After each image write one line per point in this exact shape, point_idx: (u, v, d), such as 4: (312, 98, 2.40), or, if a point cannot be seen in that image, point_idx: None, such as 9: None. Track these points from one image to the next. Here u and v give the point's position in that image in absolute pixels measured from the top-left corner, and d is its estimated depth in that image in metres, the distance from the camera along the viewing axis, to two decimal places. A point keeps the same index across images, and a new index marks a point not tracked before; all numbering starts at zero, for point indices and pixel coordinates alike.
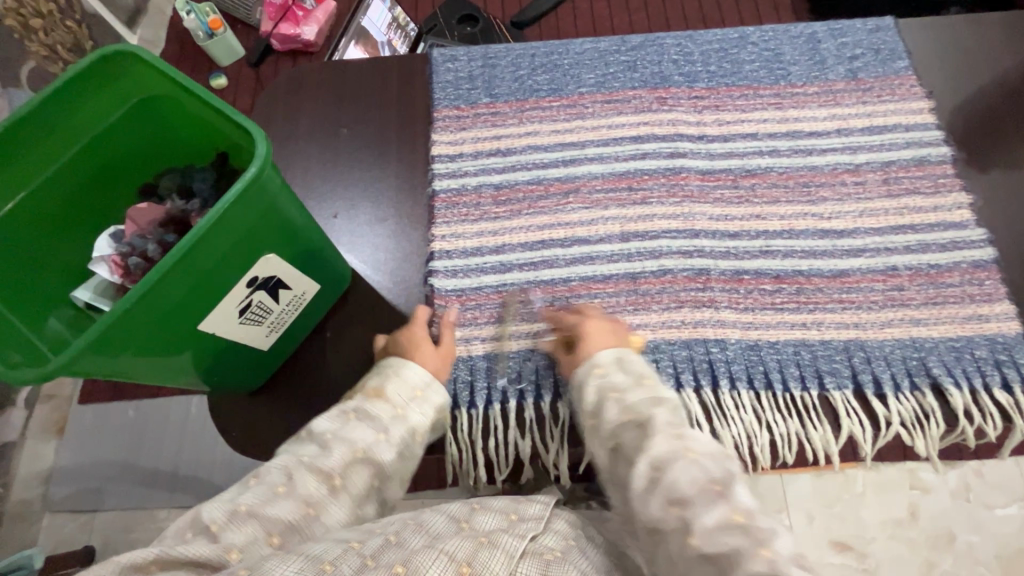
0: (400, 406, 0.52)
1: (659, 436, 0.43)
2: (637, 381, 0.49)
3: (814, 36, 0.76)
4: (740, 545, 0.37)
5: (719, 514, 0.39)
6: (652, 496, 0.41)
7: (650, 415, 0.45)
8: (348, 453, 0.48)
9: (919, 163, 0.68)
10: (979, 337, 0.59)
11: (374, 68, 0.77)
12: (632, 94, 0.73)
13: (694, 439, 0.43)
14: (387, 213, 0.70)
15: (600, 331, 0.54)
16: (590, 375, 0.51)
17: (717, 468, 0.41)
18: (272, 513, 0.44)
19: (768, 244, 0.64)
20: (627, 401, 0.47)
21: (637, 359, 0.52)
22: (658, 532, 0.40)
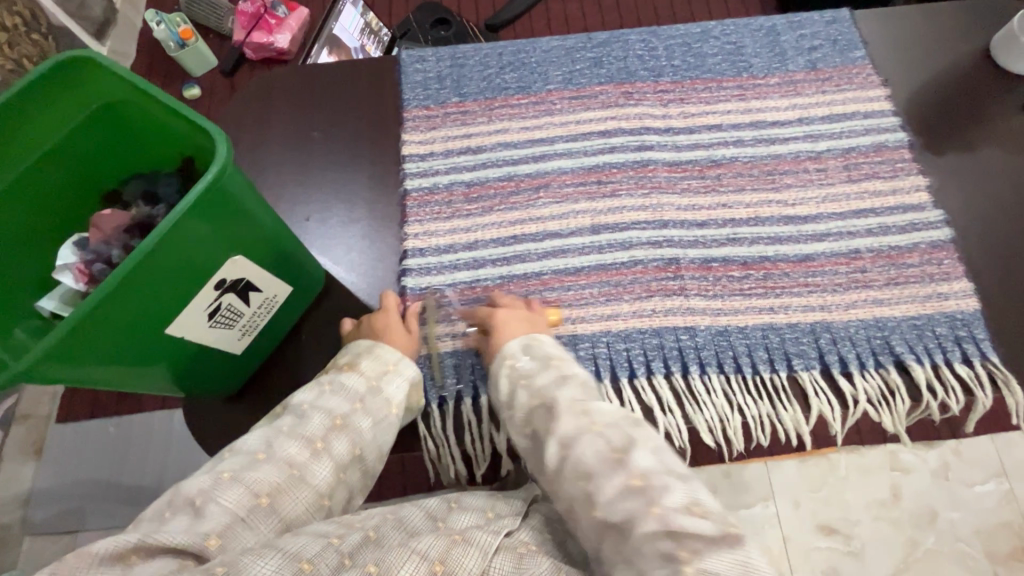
0: (373, 379, 0.54)
1: (569, 414, 0.49)
2: (545, 364, 0.53)
3: (773, 29, 0.77)
4: (636, 506, 0.42)
5: (618, 482, 0.44)
6: (564, 472, 0.47)
7: (556, 397, 0.50)
8: (326, 420, 0.50)
9: (878, 148, 0.69)
10: (939, 314, 0.61)
11: (342, 72, 0.78)
12: (599, 90, 0.74)
13: (596, 411, 0.49)
14: (360, 213, 0.70)
15: (511, 317, 0.58)
16: (501, 368, 0.55)
17: (617, 437, 0.46)
18: (257, 476, 0.46)
19: (735, 232, 0.66)
20: (536, 385, 0.52)
21: (546, 340, 0.56)
22: (574, 505, 0.46)
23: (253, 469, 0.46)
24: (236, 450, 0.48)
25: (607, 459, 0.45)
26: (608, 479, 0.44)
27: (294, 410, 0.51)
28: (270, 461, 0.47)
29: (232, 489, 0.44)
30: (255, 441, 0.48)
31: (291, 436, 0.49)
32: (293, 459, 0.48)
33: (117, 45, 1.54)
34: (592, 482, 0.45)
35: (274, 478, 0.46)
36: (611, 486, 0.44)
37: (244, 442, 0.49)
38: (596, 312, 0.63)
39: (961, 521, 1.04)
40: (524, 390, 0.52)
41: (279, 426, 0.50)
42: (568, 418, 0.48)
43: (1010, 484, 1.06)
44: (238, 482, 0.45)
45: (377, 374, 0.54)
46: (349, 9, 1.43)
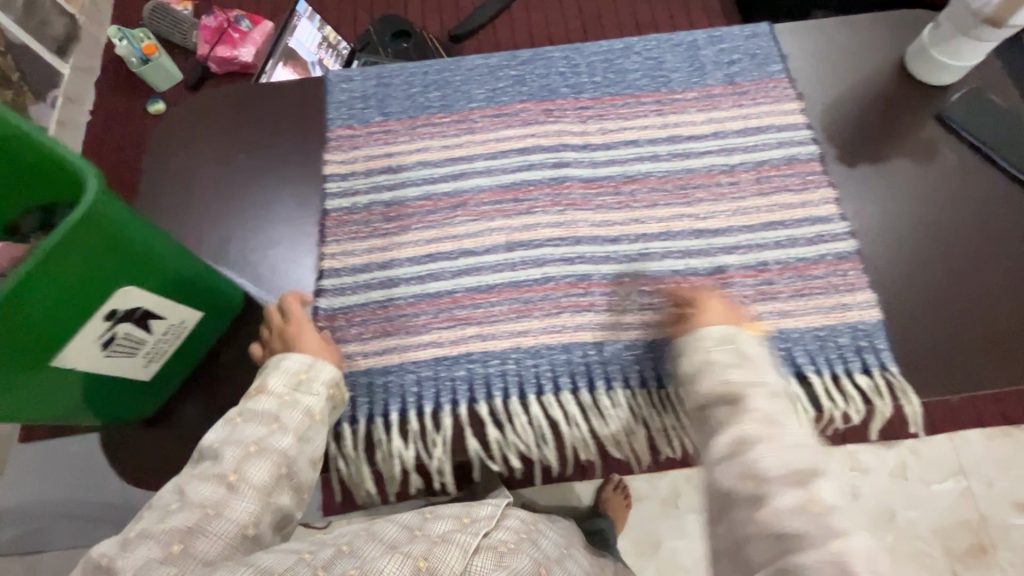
0: (285, 394, 0.53)
1: (752, 415, 0.50)
2: (743, 360, 0.53)
3: (694, 43, 0.78)
4: (808, 529, 0.43)
5: (793, 498, 0.45)
6: (732, 467, 0.48)
7: (744, 395, 0.51)
8: (239, 450, 0.48)
9: (789, 161, 0.71)
10: (842, 325, 0.63)
11: (270, 92, 0.77)
12: (520, 108, 0.75)
13: (783, 427, 0.49)
14: (280, 234, 0.70)
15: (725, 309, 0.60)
16: (692, 349, 0.56)
17: (803, 461, 0.47)
18: (170, 525, 0.43)
19: (646, 248, 0.67)
20: (728, 377, 0.52)
21: (749, 338, 0.56)
22: (730, 496, 0.47)
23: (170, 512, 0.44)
24: (151, 505, 0.46)
25: (787, 475, 0.46)
26: (784, 492, 0.45)
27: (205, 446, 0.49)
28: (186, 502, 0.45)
29: (143, 546, 0.42)
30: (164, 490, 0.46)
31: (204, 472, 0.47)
32: (208, 494, 0.46)
33: (80, 61, 1.53)
34: (766, 488, 0.46)
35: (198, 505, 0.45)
36: (786, 500, 0.45)
37: (160, 496, 0.46)
38: (507, 329, 0.65)
39: (920, 520, 1.06)
40: (711, 376, 0.53)
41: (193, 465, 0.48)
42: (753, 418, 0.50)
43: (967, 482, 1.08)
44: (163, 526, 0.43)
45: (291, 388, 0.54)
46: (306, 23, 1.43)
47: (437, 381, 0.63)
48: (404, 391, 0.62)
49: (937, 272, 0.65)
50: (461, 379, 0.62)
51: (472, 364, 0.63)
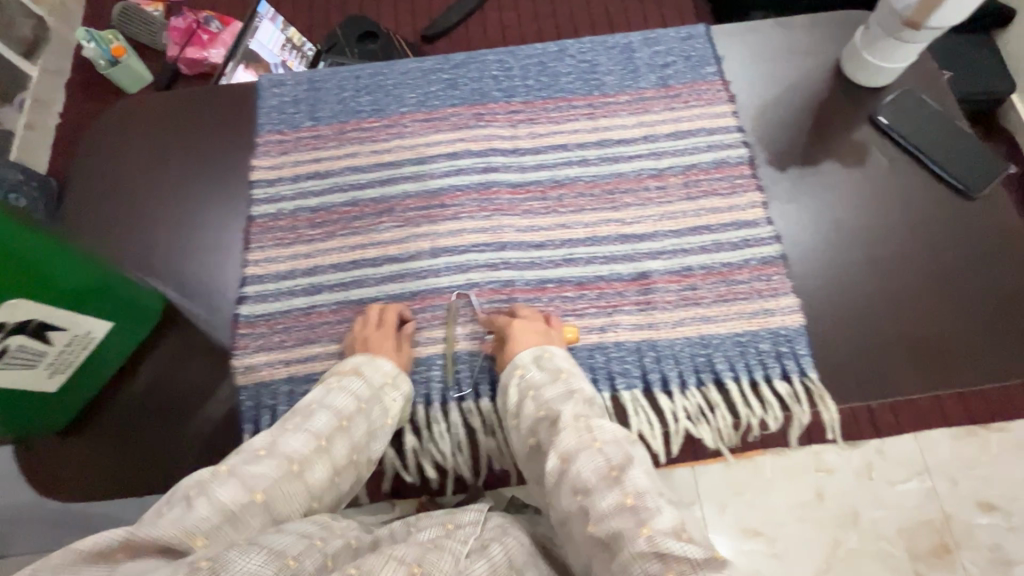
0: (375, 388, 0.55)
1: (571, 427, 0.48)
2: (555, 375, 0.54)
3: (629, 46, 0.78)
4: (625, 526, 0.41)
5: (613, 498, 0.42)
6: (561, 488, 0.45)
7: (560, 411, 0.49)
8: (331, 421, 0.51)
9: (718, 165, 0.70)
10: (763, 331, 0.64)
11: (201, 99, 0.76)
12: (451, 112, 0.74)
13: (601, 428, 0.47)
14: (207, 241, 0.69)
15: (528, 329, 0.59)
16: (512, 376, 0.55)
17: (617, 454, 0.45)
18: (255, 472, 0.44)
19: (572, 253, 0.67)
20: (544, 398, 0.52)
21: (558, 353, 0.57)
22: (568, 520, 0.45)
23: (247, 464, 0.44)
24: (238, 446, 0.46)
25: (606, 476, 0.44)
26: (604, 494, 0.43)
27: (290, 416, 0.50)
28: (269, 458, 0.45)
29: (230, 484, 0.42)
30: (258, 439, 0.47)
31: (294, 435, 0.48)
32: (293, 455, 0.46)
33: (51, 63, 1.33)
34: (589, 499, 0.43)
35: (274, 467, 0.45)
36: (606, 502, 0.43)
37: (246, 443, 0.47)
38: (430, 336, 0.64)
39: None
40: (532, 401, 0.52)
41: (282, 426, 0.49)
42: (570, 432, 0.47)
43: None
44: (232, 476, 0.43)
45: (379, 387, 0.56)
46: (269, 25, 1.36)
47: None
48: None
49: (864, 278, 0.66)
50: None
51: None
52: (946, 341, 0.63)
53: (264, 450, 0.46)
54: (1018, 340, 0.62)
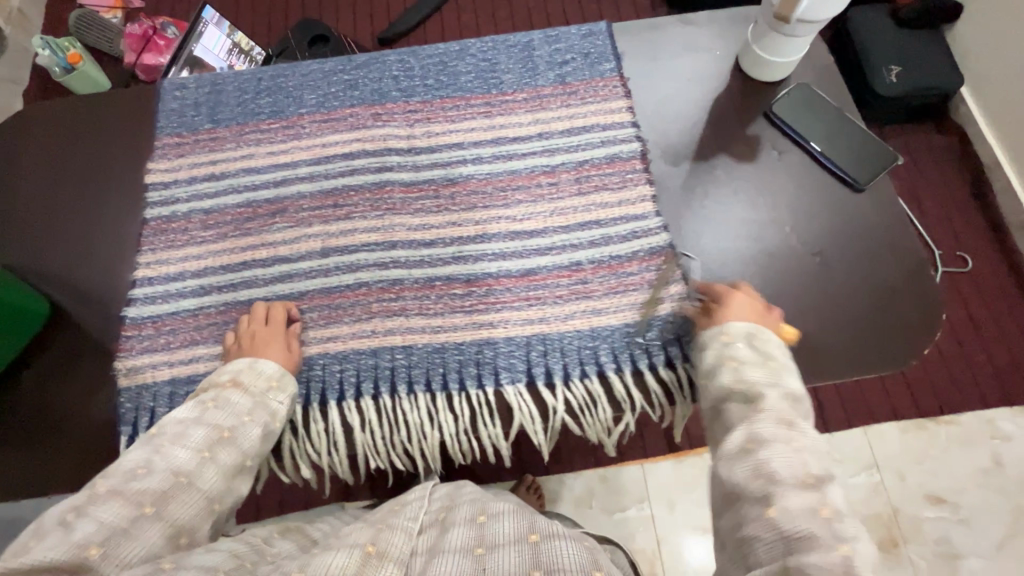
0: (257, 397, 0.55)
1: (769, 416, 0.48)
2: (764, 360, 0.52)
3: (529, 44, 0.78)
4: (818, 531, 0.40)
5: (805, 501, 0.42)
6: (741, 464, 0.46)
7: (765, 395, 0.49)
8: (212, 434, 0.51)
9: (610, 160, 0.71)
10: (654, 319, 0.63)
11: (103, 103, 0.77)
12: (349, 112, 0.75)
13: (802, 430, 0.47)
14: (100, 243, 0.69)
15: (746, 306, 0.57)
16: (715, 343, 0.55)
17: (815, 466, 0.44)
18: (141, 486, 0.45)
19: (461, 250, 0.67)
20: (745, 374, 0.51)
21: (771, 338, 0.55)
22: (737, 494, 0.44)
23: (133, 481, 0.45)
24: (113, 470, 0.46)
25: (801, 479, 0.43)
26: (795, 493, 0.42)
27: (170, 426, 0.51)
28: (152, 473, 0.46)
29: (111, 504, 0.43)
30: (132, 458, 0.47)
31: (172, 449, 0.49)
32: (179, 467, 0.48)
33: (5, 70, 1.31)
34: (777, 488, 0.43)
35: (159, 483, 0.46)
36: (796, 500, 0.42)
37: (121, 463, 0.47)
38: (314, 335, 0.64)
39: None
40: (732, 374, 0.52)
41: (158, 441, 0.49)
42: (771, 420, 0.47)
43: (879, 475, 1.08)
44: (116, 494, 0.44)
45: (262, 391, 0.56)
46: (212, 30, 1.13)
47: None
48: None
49: (754, 271, 0.65)
50: None
51: None
52: (819, 337, 0.62)
53: (145, 468, 0.47)
54: (891, 334, 0.62)
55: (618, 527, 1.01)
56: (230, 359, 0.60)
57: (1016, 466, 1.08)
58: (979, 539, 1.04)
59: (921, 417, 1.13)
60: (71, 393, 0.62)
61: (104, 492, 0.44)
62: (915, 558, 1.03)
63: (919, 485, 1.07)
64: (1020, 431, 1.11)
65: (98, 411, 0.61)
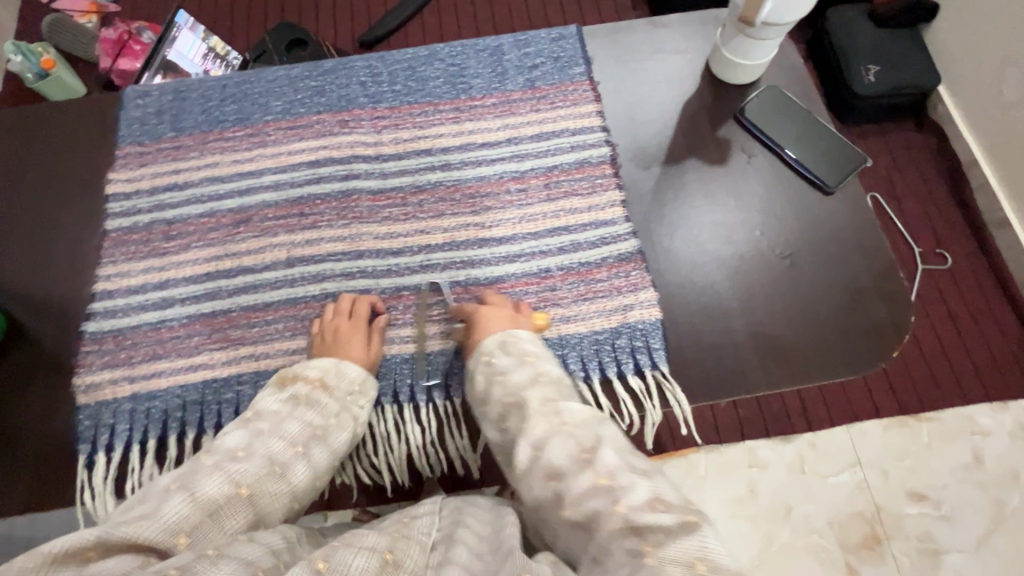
0: (342, 400, 0.55)
1: (538, 416, 0.48)
2: (520, 360, 0.54)
3: (498, 48, 0.78)
4: (601, 506, 0.42)
5: (585, 481, 0.43)
6: (532, 472, 0.46)
7: (525, 398, 0.50)
8: (304, 429, 0.51)
9: (580, 165, 0.70)
10: (622, 327, 0.63)
11: (62, 112, 0.75)
12: (316, 119, 0.74)
13: (568, 412, 0.48)
14: (60, 255, 0.67)
15: (497, 315, 0.59)
16: (478, 364, 0.55)
17: (585, 436, 0.46)
18: (238, 468, 0.46)
19: (429, 259, 0.66)
20: (510, 383, 0.52)
21: (523, 338, 0.57)
22: (540, 505, 0.45)
23: (233, 462, 0.46)
24: (214, 448, 0.48)
25: (577, 459, 0.45)
26: (576, 478, 0.44)
27: (268, 414, 0.51)
28: (250, 458, 0.47)
29: (213, 478, 0.44)
30: (235, 440, 0.49)
31: (271, 436, 0.49)
32: (274, 457, 0.48)
33: None
34: (563, 483, 0.44)
35: (257, 470, 0.46)
36: (578, 486, 0.43)
37: (219, 443, 0.48)
38: (280, 347, 0.62)
39: (815, 514, 1.06)
40: (499, 387, 0.52)
41: (257, 426, 0.50)
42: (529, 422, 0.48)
43: (863, 473, 1.08)
44: (220, 471, 0.45)
45: (346, 396, 0.55)
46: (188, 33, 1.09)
47: (203, 404, 0.60)
48: (166, 417, 0.60)
49: (721, 276, 0.65)
50: (228, 402, 0.60)
51: (242, 386, 0.61)
52: (792, 341, 0.62)
53: (241, 452, 0.47)
54: (865, 335, 0.62)
55: None
56: (315, 352, 0.59)
57: (996, 460, 1.09)
58: (962, 534, 1.04)
59: (903, 414, 1.13)
60: (26, 414, 0.59)
61: (207, 467, 0.45)
62: (899, 555, 1.03)
63: (902, 481, 1.08)
64: (1000, 425, 1.12)
65: (56, 431, 0.59)
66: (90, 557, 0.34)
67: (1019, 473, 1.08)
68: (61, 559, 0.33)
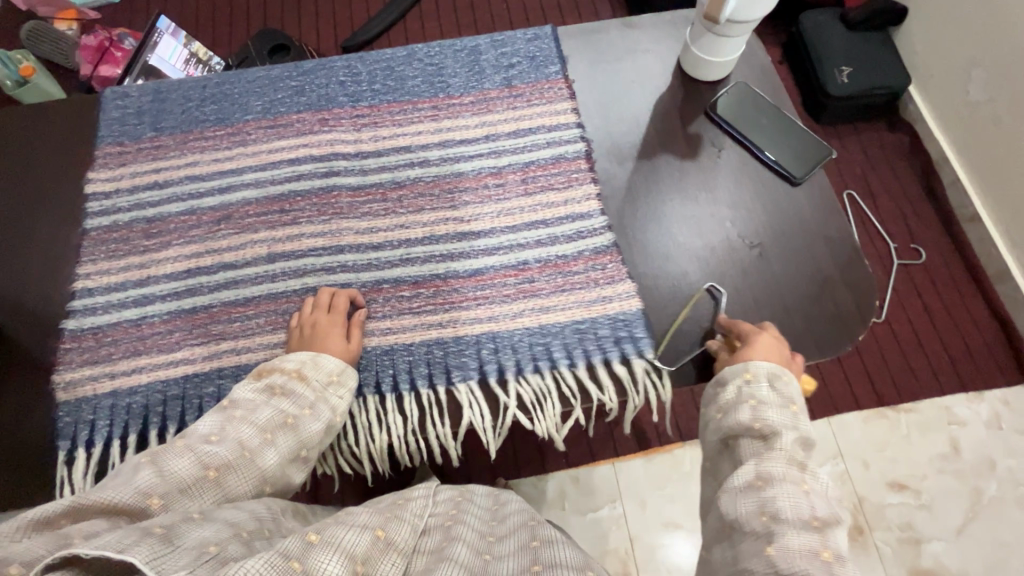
0: (318, 390, 0.55)
1: (781, 455, 0.49)
2: (786, 403, 0.53)
3: (475, 49, 0.79)
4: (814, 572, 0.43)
5: (807, 542, 0.44)
6: (747, 501, 0.48)
7: (781, 435, 0.51)
8: (278, 417, 0.51)
9: (556, 160, 0.72)
10: (603, 317, 0.64)
11: (41, 113, 0.75)
12: (296, 118, 0.75)
13: (813, 476, 0.49)
14: (37, 254, 0.67)
15: (772, 345, 0.57)
16: (736, 379, 0.55)
17: (821, 510, 0.47)
18: (210, 450, 0.46)
19: (409, 252, 0.67)
20: (766, 415, 0.52)
21: (791, 382, 0.55)
22: (735, 527, 0.47)
23: (205, 445, 0.47)
24: (190, 434, 0.48)
25: (805, 520, 0.46)
26: (797, 534, 0.45)
27: (242, 402, 0.52)
28: (222, 442, 0.48)
29: (185, 459, 0.45)
30: (207, 425, 0.49)
31: (243, 421, 0.50)
32: (245, 442, 0.49)
33: None
34: (777, 526, 0.45)
35: (227, 453, 0.47)
36: (798, 542, 0.44)
37: (195, 428, 0.49)
38: (261, 341, 0.63)
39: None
40: (750, 410, 0.53)
41: (231, 412, 0.51)
42: (780, 457, 0.49)
43: (844, 464, 1.11)
44: (191, 452, 0.46)
45: (322, 386, 0.56)
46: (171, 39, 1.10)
47: (184, 399, 0.61)
48: (147, 412, 0.60)
49: (697, 266, 0.67)
50: (209, 396, 0.61)
51: (223, 380, 0.61)
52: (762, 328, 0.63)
53: (213, 436, 0.48)
54: (833, 323, 0.64)
55: (584, 528, 1.02)
56: (293, 344, 0.60)
57: (973, 450, 1.12)
58: (941, 523, 1.07)
59: (881, 406, 1.16)
60: (4, 411, 0.60)
61: (178, 448, 0.46)
62: (880, 544, 1.05)
63: (881, 472, 1.10)
64: (976, 416, 1.15)
65: (35, 428, 0.59)
66: (63, 523, 0.37)
67: (995, 462, 1.11)
68: (35, 526, 0.36)
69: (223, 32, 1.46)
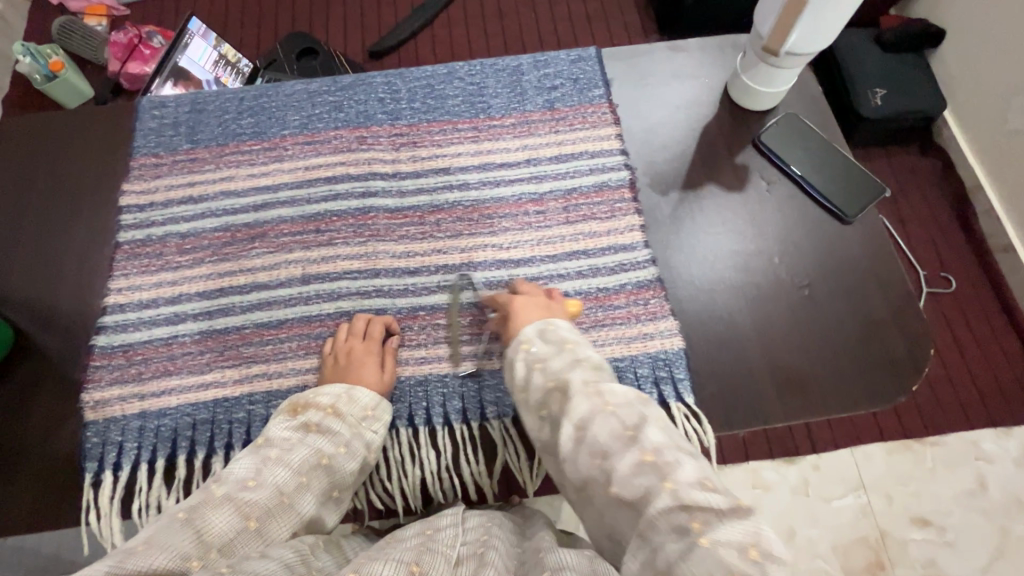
0: (354, 425, 0.54)
1: (580, 394, 0.48)
2: (559, 348, 0.52)
3: (518, 68, 0.78)
4: (651, 482, 0.42)
5: (632, 458, 0.43)
6: (579, 454, 0.45)
7: (569, 379, 0.49)
8: (313, 457, 0.50)
9: (599, 188, 0.70)
10: (642, 355, 0.62)
11: (77, 122, 0.74)
12: (333, 134, 0.73)
13: (610, 393, 0.47)
14: (69, 267, 0.66)
15: (531, 304, 0.58)
16: (516, 351, 0.54)
17: (630, 416, 0.45)
18: (248, 498, 0.45)
19: (448, 279, 0.65)
20: (550, 369, 0.51)
21: (562, 325, 0.56)
22: (586, 486, 0.45)
23: (242, 492, 0.46)
24: (224, 478, 0.47)
25: (621, 436, 0.44)
26: (621, 455, 0.43)
27: (277, 441, 0.51)
28: (260, 488, 0.46)
29: (224, 509, 0.44)
30: (244, 469, 0.48)
31: (278, 464, 0.49)
32: (281, 487, 0.47)
33: None
34: (609, 462, 0.44)
35: (266, 499, 0.46)
36: (625, 464, 0.43)
37: (229, 472, 0.47)
38: (293, 366, 0.61)
39: (819, 537, 1.05)
40: (539, 374, 0.51)
41: (266, 453, 0.50)
42: (581, 398, 0.47)
43: (867, 497, 1.07)
44: (230, 502, 0.44)
45: (359, 420, 0.54)
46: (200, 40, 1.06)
47: (213, 424, 0.59)
48: (176, 436, 0.59)
49: (743, 305, 0.64)
50: (238, 423, 0.59)
51: (253, 406, 0.60)
52: (808, 373, 0.61)
53: (252, 482, 0.47)
54: (883, 369, 0.61)
55: None
56: (327, 374, 0.59)
57: (1001, 487, 1.08)
58: (966, 562, 1.03)
59: (907, 438, 1.12)
60: (32, 429, 0.58)
61: (217, 499, 0.44)
62: None
63: (906, 507, 1.07)
64: (1005, 453, 1.11)
65: (60, 449, 0.58)
66: None
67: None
68: None
69: (249, 33, 1.45)
